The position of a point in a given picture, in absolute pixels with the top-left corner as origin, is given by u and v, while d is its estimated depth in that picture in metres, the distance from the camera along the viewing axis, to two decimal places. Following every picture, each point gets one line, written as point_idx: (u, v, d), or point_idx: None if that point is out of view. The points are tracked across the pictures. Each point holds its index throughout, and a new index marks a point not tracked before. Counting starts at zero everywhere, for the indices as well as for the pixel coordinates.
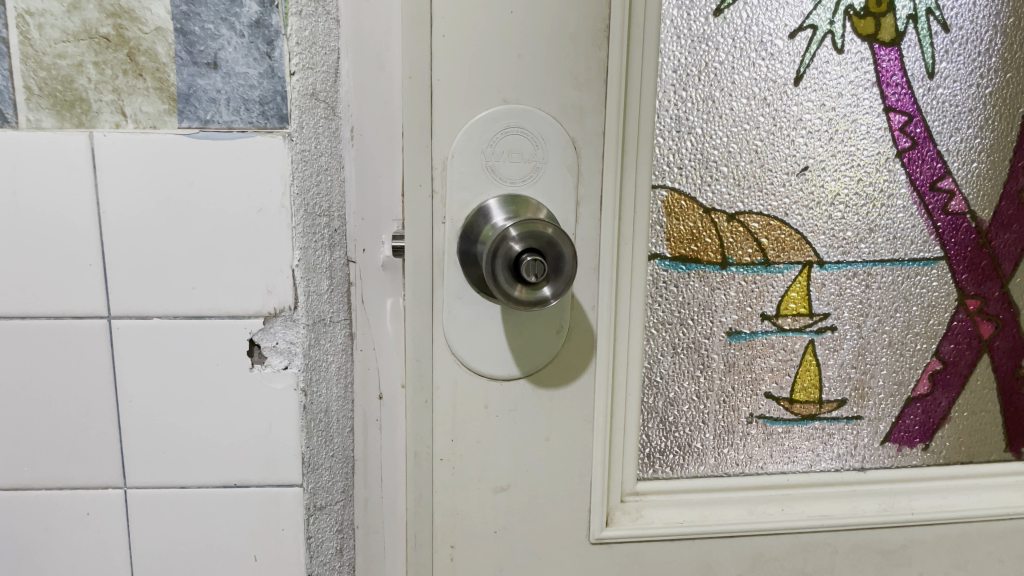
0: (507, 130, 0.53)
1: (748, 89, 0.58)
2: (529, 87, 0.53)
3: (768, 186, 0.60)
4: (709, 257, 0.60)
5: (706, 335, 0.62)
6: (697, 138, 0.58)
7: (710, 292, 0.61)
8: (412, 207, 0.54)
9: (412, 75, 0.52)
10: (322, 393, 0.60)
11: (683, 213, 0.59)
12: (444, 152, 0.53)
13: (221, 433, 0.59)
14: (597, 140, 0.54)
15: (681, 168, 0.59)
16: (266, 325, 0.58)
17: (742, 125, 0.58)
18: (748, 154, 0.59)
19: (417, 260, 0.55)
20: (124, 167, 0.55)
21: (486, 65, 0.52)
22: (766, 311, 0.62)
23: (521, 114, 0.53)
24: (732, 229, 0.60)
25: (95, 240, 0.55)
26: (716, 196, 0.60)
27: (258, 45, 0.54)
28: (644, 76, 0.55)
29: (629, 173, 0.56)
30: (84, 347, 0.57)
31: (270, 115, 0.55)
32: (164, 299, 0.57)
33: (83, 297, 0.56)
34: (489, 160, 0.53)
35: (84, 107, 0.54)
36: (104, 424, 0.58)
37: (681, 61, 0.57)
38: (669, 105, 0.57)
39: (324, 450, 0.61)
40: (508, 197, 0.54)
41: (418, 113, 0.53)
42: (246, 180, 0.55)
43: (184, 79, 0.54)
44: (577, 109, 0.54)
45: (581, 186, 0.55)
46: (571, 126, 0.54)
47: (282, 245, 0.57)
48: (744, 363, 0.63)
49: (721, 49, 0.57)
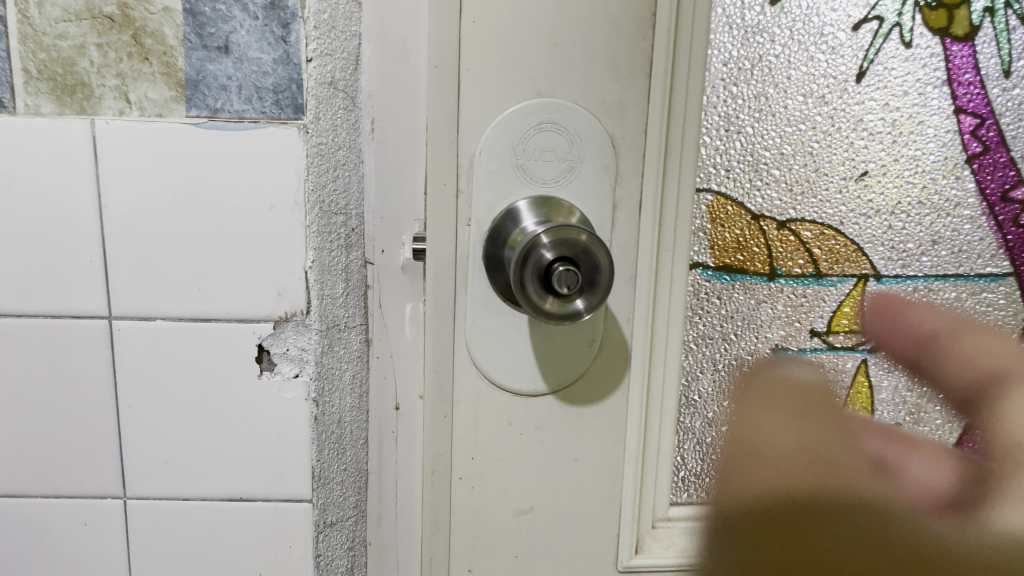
0: (541, 127, 0.49)
1: (805, 86, 0.53)
2: (566, 80, 0.48)
3: (823, 193, 0.55)
4: (755, 266, 0.56)
5: (749, 351, 0.57)
6: (746, 138, 0.53)
7: (756, 306, 0.56)
8: (436, 208, 0.50)
9: (439, 63, 0.48)
10: (335, 403, 0.56)
11: (728, 219, 0.55)
12: (471, 149, 0.49)
13: (226, 444, 0.55)
14: (638, 138, 0.50)
15: (729, 170, 0.54)
16: (276, 330, 0.54)
17: (797, 125, 0.53)
18: (802, 156, 0.54)
19: (439, 263, 0.51)
20: (127, 158, 0.51)
21: (519, 54, 0.48)
22: (816, 327, 0.57)
23: (557, 109, 0.48)
24: (781, 238, 0.56)
25: (96, 235, 0.52)
26: (765, 201, 0.55)
27: (273, 28, 0.50)
28: (691, 70, 0.50)
29: (671, 175, 0.51)
30: (83, 349, 0.53)
31: (284, 104, 0.51)
32: (168, 300, 0.53)
33: (83, 296, 0.53)
34: (520, 159, 0.49)
35: (86, 92, 0.50)
36: (103, 431, 0.55)
37: (732, 53, 0.52)
38: (717, 101, 0.52)
39: (336, 464, 0.57)
40: (538, 198, 0.49)
41: (444, 105, 0.48)
42: (259, 174, 0.51)
43: (193, 64, 0.50)
44: (616, 104, 0.49)
45: (619, 188, 0.50)
46: (610, 123, 0.49)
47: (295, 243, 0.52)
48: (789, 383, 0.57)
49: (778, 41, 0.52)
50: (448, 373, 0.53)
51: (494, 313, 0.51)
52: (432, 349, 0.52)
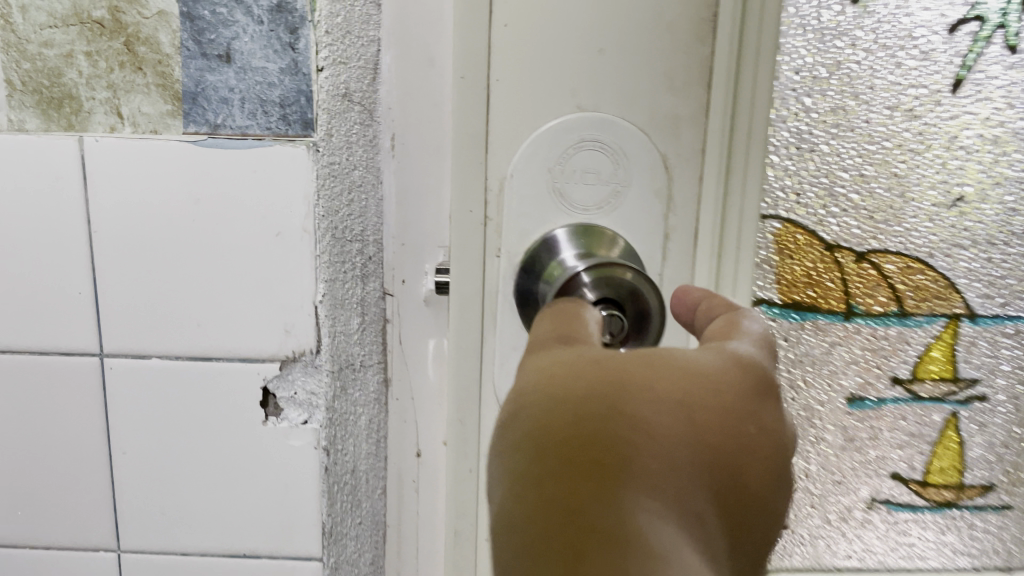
0: (581, 144, 0.40)
1: (891, 97, 0.43)
2: (611, 90, 0.39)
3: (910, 221, 0.46)
4: (829, 305, 0.47)
5: (820, 400, 0.49)
6: (822, 158, 0.44)
7: (829, 350, 0.48)
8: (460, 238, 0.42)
9: (465, 74, 0.40)
10: (349, 451, 0.50)
11: (798, 251, 0.46)
12: (502, 171, 0.41)
13: (229, 495, 0.50)
14: (695, 158, 0.40)
15: (800, 194, 0.45)
16: (283, 372, 0.48)
17: (880, 144, 0.44)
18: (887, 178, 0.45)
19: (462, 299, 0.43)
20: (119, 180, 0.46)
21: (552, 57, 0.39)
22: (898, 374, 0.49)
23: (600, 125, 0.40)
24: (862, 271, 0.47)
25: (85, 265, 0.47)
26: (840, 230, 0.46)
27: (279, 34, 0.44)
28: (757, 73, 0.39)
29: (732, 208, 0.41)
30: (73, 389, 0.48)
31: (292, 119, 0.45)
32: (163, 336, 0.47)
33: (71, 331, 0.48)
34: (557, 181, 0.41)
35: (74, 106, 0.45)
36: (94, 478, 0.50)
37: (806, 59, 0.42)
38: (788, 115, 0.43)
39: (349, 517, 0.51)
40: (576, 228, 0.41)
41: (470, 120, 0.40)
42: (264, 198, 0.46)
43: (191, 74, 0.45)
44: (668, 118, 0.40)
45: (671, 216, 0.41)
46: (663, 140, 0.40)
47: (304, 276, 0.47)
48: (867, 437, 0.49)
49: (860, 45, 0.42)
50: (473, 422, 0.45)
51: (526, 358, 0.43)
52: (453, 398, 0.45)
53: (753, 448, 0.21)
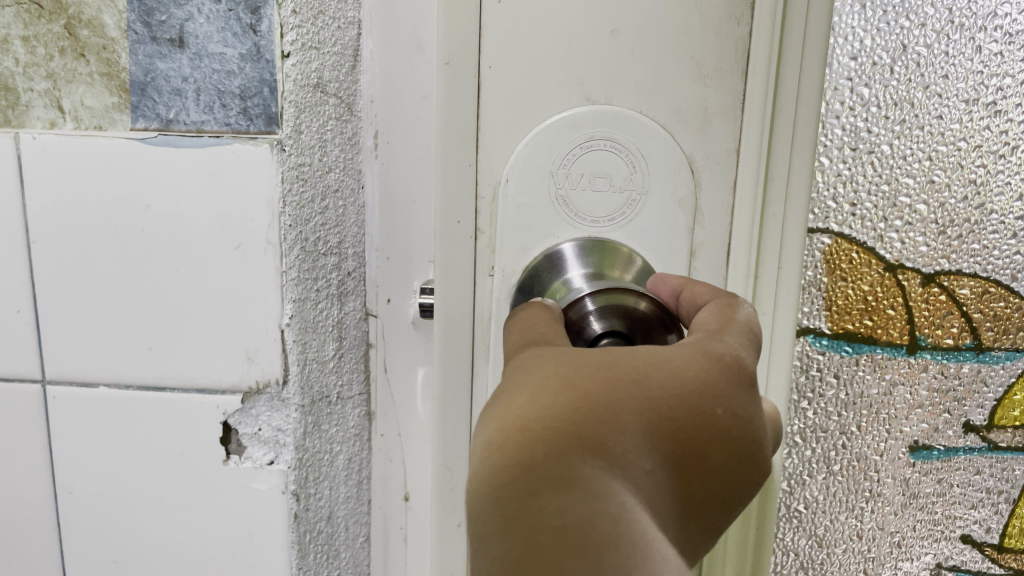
0: (591, 142, 0.30)
1: (969, 88, 0.38)
2: (627, 75, 0.29)
3: (989, 236, 0.40)
4: (889, 333, 0.41)
5: (878, 450, 0.42)
6: (882, 160, 0.38)
7: (890, 391, 0.41)
8: (445, 255, 0.32)
9: (448, 55, 0.30)
10: (325, 496, 0.44)
11: (855, 272, 0.40)
12: (495, 175, 0.31)
13: (185, 544, 0.43)
14: (729, 163, 0.30)
15: (857, 203, 0.39)
16: (245, 405, 0.42)
17: (956, 145, 0.39)
18: (963, 186, 0.40)
19: (448, 327, 0.32)
20: (59, 184, 0.40)
21: (554, 29, 0.29)
22: (971, 420, 0.43)
23: (615, 119, 0.30)
24: (927, 297, 0.41)
25: (25, 280, 0.41)
26: (903, 248, 0.40)
27: (239, 15, 0.38)
28: (805, 63, 0.29)
29: (773, 223, 0.30)
30: (14, 418, 0.43)
31: (253, 114, 0.38)
32: (111, 362, 0.42)
33: (11, 354, 0.42)
34: (562, 188, 0.30)
35: (10, 98, 0.40)
36: (40, 519, 0.44)
37: (864, 42, 0.36)
38: (842, 109, 0.37)
39: (326, 570, 0.45)
40: (587, 243, 0.31)
41: (461, 102, 0.30)
42: (222, 204, 0.40)
43: (139, 62, 0.39)
44: (696, 112, 0.30)
45: (698, 232, 0.31)
46: (690, 138, 0.30)
47: (268, 296, 0.40)
48: (931, 494, 0.43)
49: (931, 26, 0.37)
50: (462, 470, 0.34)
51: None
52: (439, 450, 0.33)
53: (730, 434, 0.21)
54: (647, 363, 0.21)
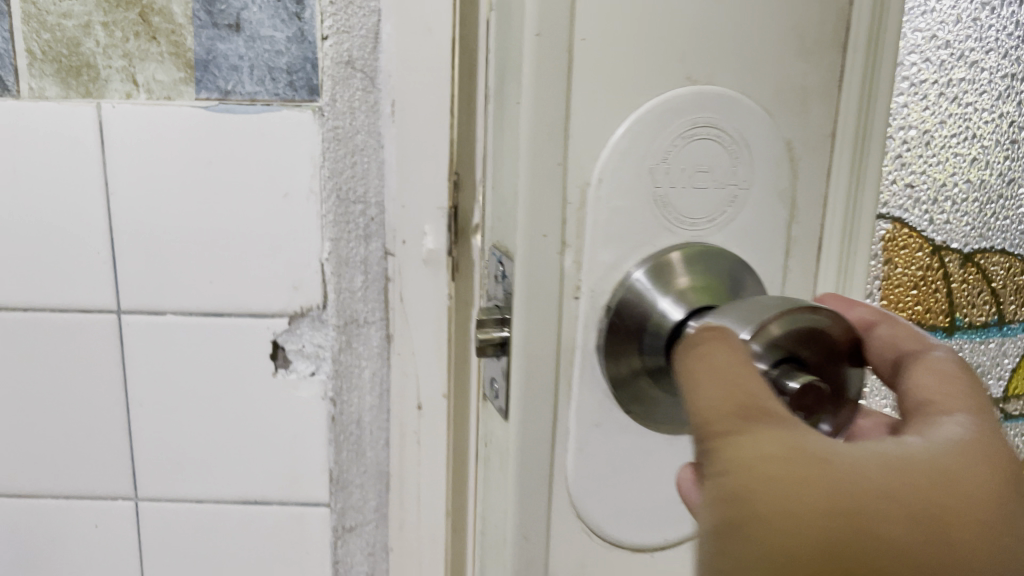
0: (694, 130, 0.31)
1: (1001, 68, 0.43)
2: (731, 62, 0.31)
3: (1012, 211, 0.46)
4: (937, 318, 0.45)
5: None
6: (938, 142, 0.42)
7: None
8: (529, 271, 0.30)
9: (542, 29, 0.28)
10: (353, 402, 0.53)
11: (907, 258, 0.43)
12: (585, 175, 0.30)
13: (239, 445, 0.53)
14: (824, 147, 0.33)
15: (916, 182, 0.42)
16: (292, 326, 0.51)
17: (993, 126, 0.44)
18: (999, 163, 0.45)
19: (529, 362, 0.31)
20: (135, 145, 0.48)
21: (646, 25, 0.29)
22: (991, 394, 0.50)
23: (719, 106, 0.31)
24: (966, 276, 0.46)
25: (105, 226, 0.49)
26: (950, 231, 0.44)
27: (286, 4, 0.47)
28: (887, 58, 0.33)
29: (858, 213, 0.34)
30: (92, 344, 0.51)
31: (298, 85, 0.48)
32: (179, 293, 0.50)
33: (92, 289, 0.50)
34: (661, 187, 0.31)
35: (92, 74, 0.48)
36: (113, 431, 0.52)
37: (924, 26, 0.40)
38: (904, 88, 0.40)
39: (355, 466, 0.54)
40: (659, 268, 0.31)
41: (546, 107, 0.29)
42: (271, 160, 0.49)
43: (202, 43, 0.47)
44: (798, 91, 0.32)
45: (794, 224, 0.34)
46: (790, 120, 0.32)
47: (311, 234, 0.50)
48: None
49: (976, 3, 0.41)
50: (541, 541, 0.33)
51: (631, 439, 0.33)
52: (520, 503, 0.32)
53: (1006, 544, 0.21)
54: (927, 482, 0.21)
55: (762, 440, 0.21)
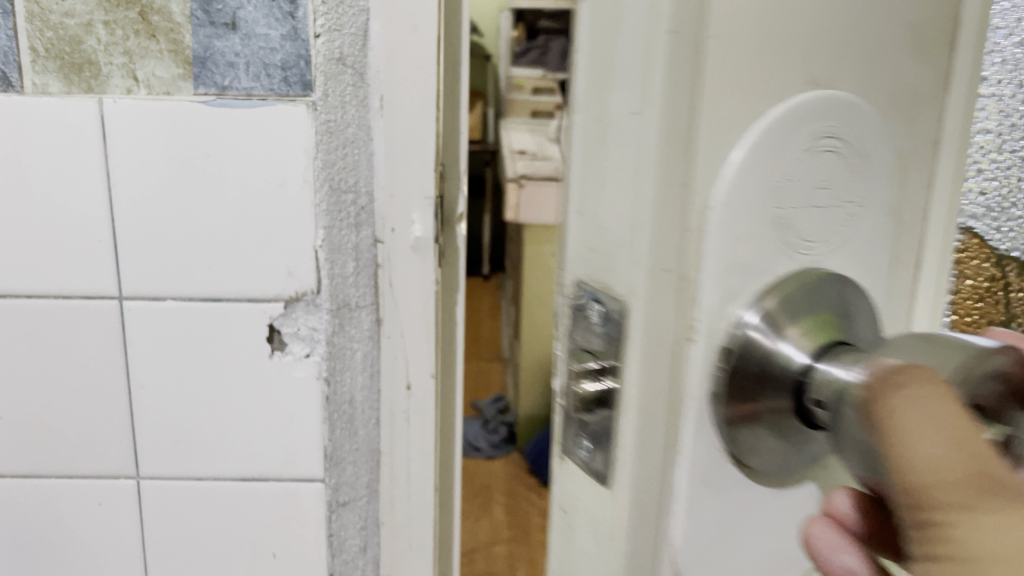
0: (820, 137, 0.21)
1: None
2: (854, 46, 0.21)
3: None
4: None
5: None
6: None
7: None
8: (650, 303, 0.20)
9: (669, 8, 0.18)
10: (346, 383, 0.56)
11: None
12: (702, 193, 0.19)
13: (238, 424, 0.55)
14: (928, 154, 0.24)
15: None
16: (288, 310, 0.54)
17: None
18: None
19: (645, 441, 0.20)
20: (136, 138, 0.51)
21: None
22: None
23: (841, 107, 0.21)
24: None
25: (106, 216, 0.52)
26: None
27: (280, 4, 0.49)
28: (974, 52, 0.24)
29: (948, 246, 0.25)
30: (94, 329, 0.53)
31: (292, 81, 0.50)
32: (179, 280, 0.53)
33: (93, 276, 0.52)
34: (780, 209, 0.20)
35: (93, 71, 0.50)
36: (116, 412, 0.55)
37: None
38: None
39: (348, 443, 0.56)
40: (780, 310, 0.20)
41: (605, 131, 0.20)
42: (267, 152, 0.51)
43: (200, 41, 0.49)
44: (909, 94, 0.23)
45: (899, 235, 0.24)
46: (902, 121, 0.23)
47: (305, 222, 0.52)
48: None
49: None
50: None
51: (734, 504, 0.21)
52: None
53: None
54: None
55: (1006, 516, 0.17)
